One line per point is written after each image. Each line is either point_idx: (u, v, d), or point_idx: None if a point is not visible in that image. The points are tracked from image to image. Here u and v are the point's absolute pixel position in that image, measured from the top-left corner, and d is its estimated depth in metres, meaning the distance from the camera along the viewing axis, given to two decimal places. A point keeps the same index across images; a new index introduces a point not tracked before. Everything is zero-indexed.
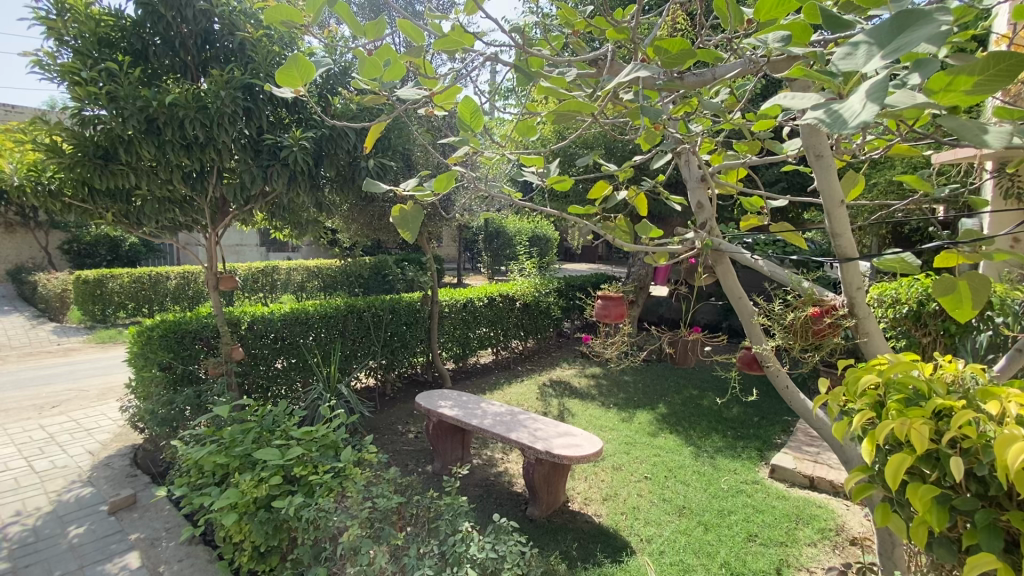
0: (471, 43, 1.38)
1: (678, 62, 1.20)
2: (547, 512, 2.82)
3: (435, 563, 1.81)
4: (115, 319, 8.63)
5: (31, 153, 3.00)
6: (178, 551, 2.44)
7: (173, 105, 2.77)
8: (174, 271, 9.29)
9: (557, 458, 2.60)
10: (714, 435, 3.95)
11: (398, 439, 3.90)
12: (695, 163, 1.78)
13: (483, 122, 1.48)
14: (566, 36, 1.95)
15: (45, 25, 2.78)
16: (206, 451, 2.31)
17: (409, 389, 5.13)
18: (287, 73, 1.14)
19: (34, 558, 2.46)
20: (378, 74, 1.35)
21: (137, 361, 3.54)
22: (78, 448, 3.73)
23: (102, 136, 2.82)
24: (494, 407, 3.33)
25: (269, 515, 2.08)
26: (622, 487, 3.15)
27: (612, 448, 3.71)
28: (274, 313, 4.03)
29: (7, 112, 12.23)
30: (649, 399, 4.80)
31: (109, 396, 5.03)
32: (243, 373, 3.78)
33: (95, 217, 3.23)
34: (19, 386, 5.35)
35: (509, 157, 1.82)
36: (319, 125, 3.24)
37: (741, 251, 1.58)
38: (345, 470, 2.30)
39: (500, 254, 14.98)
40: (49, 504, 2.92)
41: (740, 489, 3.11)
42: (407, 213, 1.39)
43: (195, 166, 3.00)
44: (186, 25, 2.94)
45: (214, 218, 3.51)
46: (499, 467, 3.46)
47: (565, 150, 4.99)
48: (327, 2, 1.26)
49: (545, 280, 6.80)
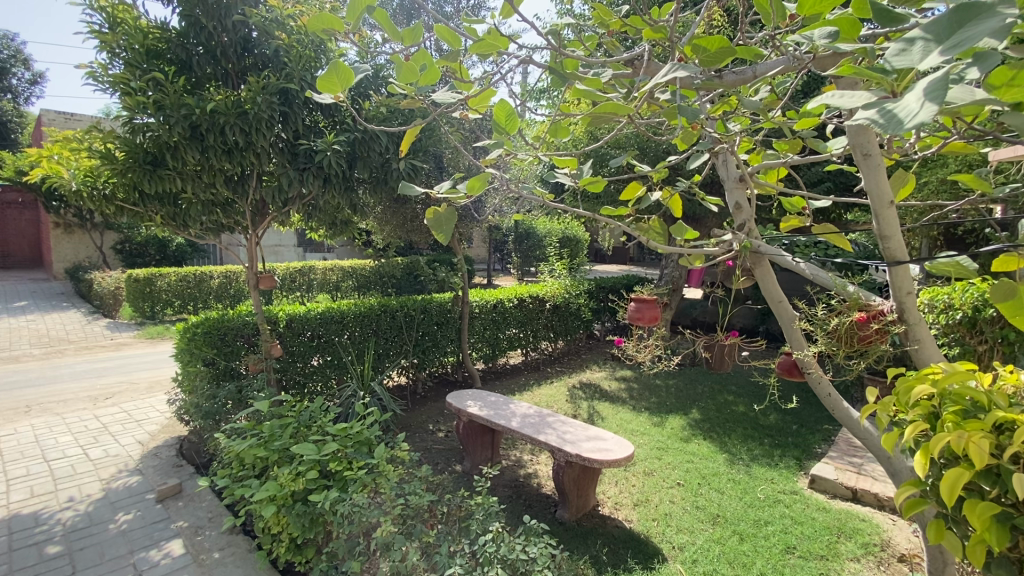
0: (506, 45, 1.40)
1: (716, 60, 1.17)
2: (577, 515, 2.80)
3: (466, 562, 1.83)
4: (163, 316, 9.02)
5: (87, 160, 3.20)
6: (220, 541, 2.56)
7: (216, 112, 2.88)
8: (216, 270, 9.69)
9: (585, 461, 2.58)
10: (750, 442, 3.84)
11: (429, 437, 3.95)
12: (733, 163, 1.72)
13: (518, 124, 1.47)
14: (599, 36, 1.93)
15: (99, 38, 2.94)
16: (247, 444, 2.40)
17: (440, 388, 5.19)
18: (327, 80, 1.18)
19: (88, 542, 2.60)
20: (414, 79, 1.39)
21: (182, 356, 3.70)
22: (128, 438, 3.93)
23: (151, 143, 2.96)
24: (522, 407, 3.34)
25: (305, 508, 2.13)
26: (654, 493, 3.09)
27: (643, 453, 3.66)
28: (311, 312, 4.15)
29: (67, 120, 13.05)
30: (682, 403, 4.70)
31: (157, 389, 5.29)
32: (281, 370, 3.91)
33: (146, 219, 3.43)
34: (76, 378, 5.67)
35: (541, 158, 1.81)
36: (352, 128, 3.32)
37: (781, 253, 1.53)
38: (378, 466, 2.34)
39: (529, 255, 14.90)
40: (101, 491, 3.10)
41: (777, 499, 3.01)
42: (440, 215, 1.42)
43: (236, 170, 3.12)
44: (226, 34, 3.06)
45: (255, 220, 3.64)
46: (529, 468, 3.46)
47: (597, 151, 4.97)
48: (368, 8, 1.30)
49: (575, 281, 6.76)
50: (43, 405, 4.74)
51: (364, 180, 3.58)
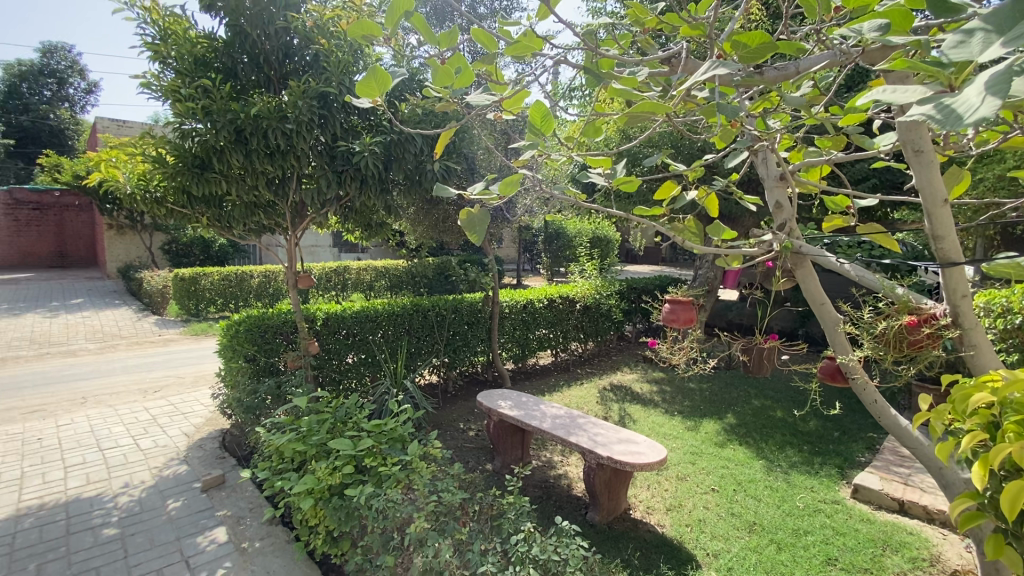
0: (541, 47, 1.40)
1: (757, 56, 1.14)
2: (608, 518, 2.78)
3: (498, 560, 1.85)
4: (207, 313, 9.40)
5: (141, 165, 3.37)
6: (261, 530, 2.66)
7: (259, 116, 2.99)
8: (256, 270, 10.06)
9: (617, 463, 2.55)
10: (789, 449, 3.72)
11: (459, 436, 3.99)
12: (774, 161, 1.67)
13: (553, 125, 1.47)
14: (634, 35, 1.91)
15: (151, 49, 3.09)
16: (286, 438, 2.48)
17: (470, 388, 5.23)
18: (366, 84, 1.21)
19: (139, 527, 2.73)
20: (450, 82, 1.41)
21: (226, 352, 3.85)
22: (176, 430, 4.12)
23: (199, 148, 3.09)
24: (553, 408, 3.33)
25: (342, 502, 2.17)
26: (687, 498, 3.03)
27: (676, 457, 3.60)
28: (347, 311, 4.26)
29: (120, 127, 13.76)
30: (716, 408, 4.60)
31: (201, 383, 5.52)
32: (318, 367, 4.02)
33: (193, 220, 3.59)
34: (128, 372, 5.97)
35: (575, 158, 1.81)
36: (388, 131, 3.39)
37: (824, 255, 1.48)
38: (412, 463, 2.37)
39: (559, 255, 14.78)
40: (152, 479, 3.26)
41: (818, 509, 2.91)
42: (474, 216, 1.43)
43: (278, 172, 3.23)
44: (269, 41, 3.17)
45: (294, 222, 3.76)
46: (559, 470, 3.45)
47: (630, 150, 4.91)
48: (406, 14, 1.33)
49: (606, 282, 6.70)
50: (98, 397, 5.01)
51: (399, 182, 3.65)
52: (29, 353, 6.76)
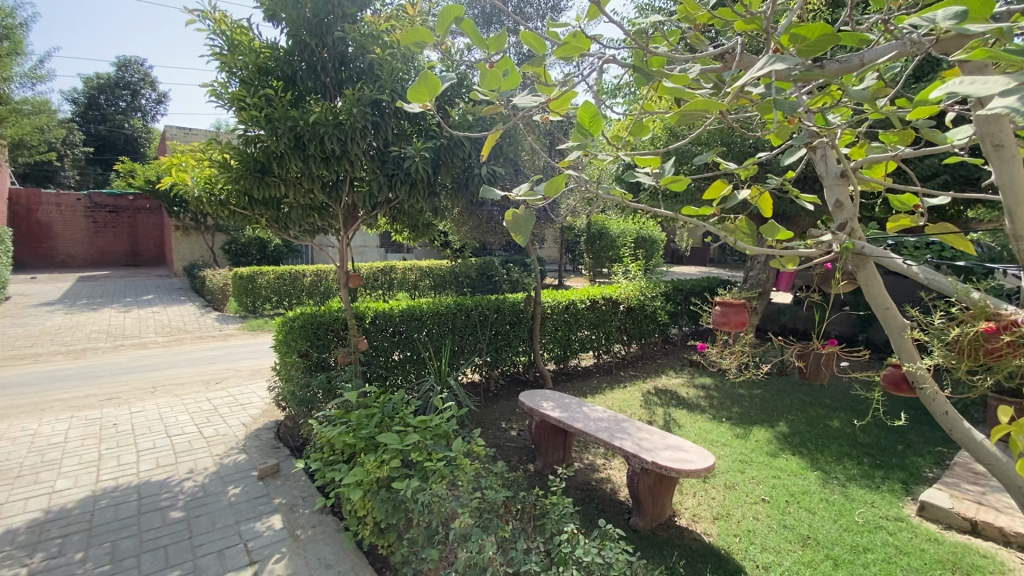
0: (590, 47, 1.40)
1: (818, 49, 1.10)
2: (651, 524, 2.73)
3: (541, 560, 1.86)
4: (263, 310, 9.89)
5: (207, 169, 3.59)
6: (312, 519, 2.78)
7: (316, 123, 3.12)
8: (308, 269, 10.52)
9: (663, 469, 2.50)
10: (847, 461, 3.53)
11: (501, 435, 4.02)
12: (834, 158, 1.59)
13: (601, 125, 1.46)
14: (686, 31, 1.87)
15: (219, 59, 3.29)
16: (338, 431, 2.58)
17: (512, 387, 5.26)
18: (417, 90, 1.25)
19: (202, 510, 2.92)
20: (498, 85, 1.43)
21: (282, 347, 4.05)
22: (235, 420, 4.37)
23: (260, 153, 3.26)
24: (597, 411, 3.30)
25: (390, 495, 2.24)
26: (735, 508, 2.94)
27: (724, 465, 3.48)
28: (393, 310, 4.38)
29: (187, 134, 14.69)
30: (767, 415, 4.42)
31: (257, 376, 5.82)
32: (366, 363, 4.15)
33: (253, 221, 3.79)
34: (191, 364, 6.37)
35: (622, 157, 1.79)
36: (437, 135, 3.47)
37: (889, 256, 1.40)
38: (456, 459, 2.41)
39: (602, 255, 14.55)
40: (214, 465, 3.47)
41: (879, 525, 2.75)
42: (519, 217, 1.44)
43: (332, 176, 3.36)
44: (326, 50, 3.32)
45: (346, 223, 3.90)
46: (602, 473, 3.42)
47: (679, 149, 4.80)
48: (456, 19, 1.36)
49: (651, 283, 6.56)
50: (166, 387, 5.38)
51: (446, 185, 3.73)
52: (106, 344, 7.34)
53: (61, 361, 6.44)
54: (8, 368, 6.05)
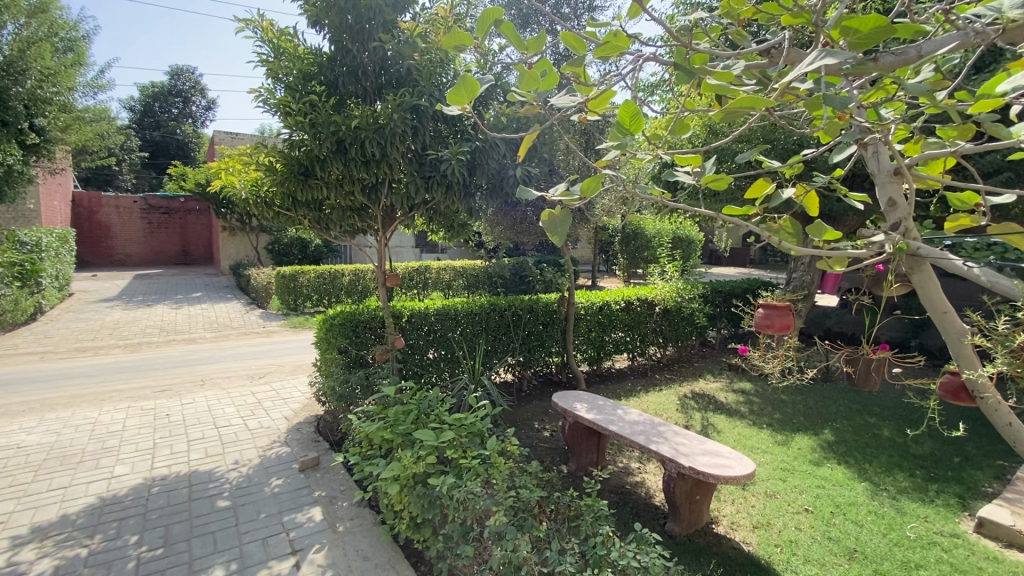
0: (629, 46, 1.39)
1: (871, 42, 1.06)
2: (688, 530, 2.68)
3: (576, 561, 1.86)
4: (304, 308, 10.22)
5: (254, 172, 3.75)
6: (350, 512, 2.87)
7: (357, 128, 3.21)
8: (347, 268, 10.81)
9: (700, 475, 2.45)
10: (897, 472, 3.36)
11: (534, 435, 4.02)
12: (886, 155, 1.52)
13: (641, 125, 1.44)
14: (729, 27, 1.83)
15: (266, 67, 3.42)
16: (376, 426, 2.64)
17: (544, 388, 5.26)
18: (456, 92, 1.27)
19: (247, 499, 3.05)
20: (536, 86, 1.43)
21: (322, 344, 4.18)
22: (277, 413, 4.54)
23: (304, 156, 3.38)
24: (632, 414, 3.26)
25: (425, 490, 2.28)
26: (776, 517, 2.84)
27: (764, 472, 3.38)
28: (429, 309, 4.45)
29: (234, 139, 15.31)
30: (811, 422, 4.26)
31: (299, 372, 6.02)
32: (402, 361, 4.23)
33: (297, 222, 3.93)
34: (237, 359, 6.66)
35: (662, 156, 1.77)
36: (473, 137, 3.51)
37: (947, 257, 1.32)
38: (491, 458, 2.43)
39: (637, 255, 14.31)
40: (258, 457, 3.62)
41: (933, 541, 2.61)
42: (556, 217, 1.45)
43: (371, 179, 3.44)
44: (366, 54, 3.40)
45: (384, 223, 3.99)
46: (636, 477, 3.37)
47: (720, 147, 4.69)
48: (496, 23, 1.38)
49: (688, 285, 6.42)
50: (213, 380, 5.64)
51: (481, 187, 3.77)
52: (159, 339, 7.74)
53: (119, 354, 6.85)
54: (72, 360, 6.47)
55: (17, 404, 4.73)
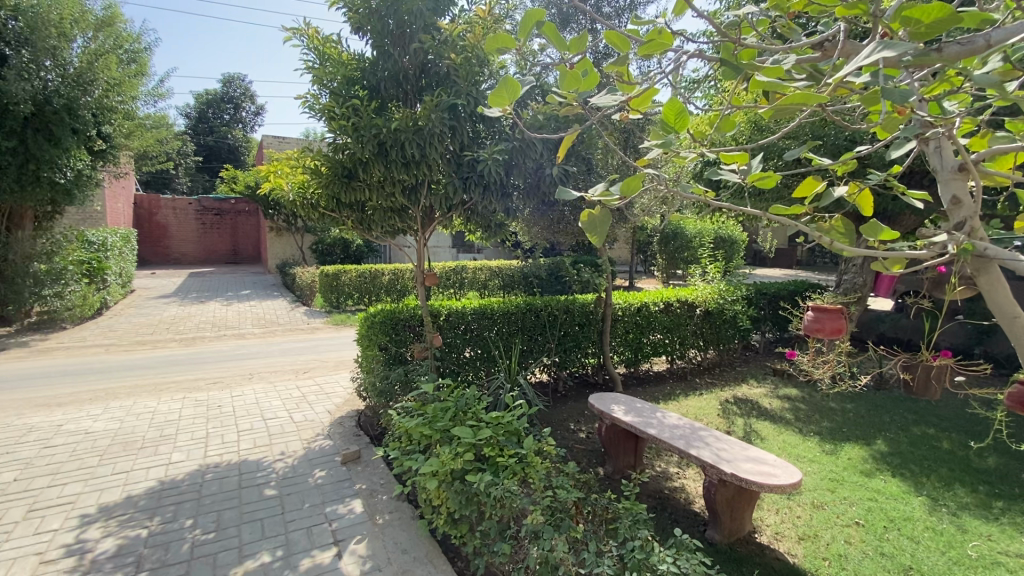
0: (674, 43, 1.37)
1: (934, 32, 1.01)
2: (729, 539, 2.60)
3: (614, 564, 1.84)
4: (346, 306, 10.53)
5: (300, 176, 3.90)
6: (390, 505, 2.94)
7: (398, 130, 3.28)
8: (386, 267, 11.06)
9: (743, 482, 2.38)
10: (958, 487, 3.16)
11: (570, 436, 4.00)
12: (950, 149, 1.43)
13: (687, 122, 1.42)
14: (778, 19, 1.77)
15: (312, 73, 3.54)
16: (415, 422, 2.70)
17: (580, 389, 5.23)
18: (497, 95, 1.28)
19: (293, 489, 3.17)
20: (577, 86, 1.43)
21: (364, 341, 4.30)
22: (321, 407, 4.70)
23: (347, 159, 3.49)
24: (671, 417, 3.20)
25: (463, 487, 2.30)
26: (824, 529, 2.73)
27: (811, 482, 3.25)
28: (466, 307, 4.50)
29: (281, 143, 15.94)
30: (862, 432, 4.06)
31: (341, 368, 6.21)
32: (440, 359, 4.30)
33: (340, 223, 4.06)
34: (283, 355, 6.94)
35: (706, 154, 1.73)
36: (511, 137, 3.53)
37: (1019, 258, 1.23)
38: (528, 457, 2.44)
39: (677, 256, 13.99)
40: (303, 449, 3.76)
41: (997, 562, 2.44)
42: (596, 218, 1.44)
43: (411, 180, 3.50)
44: (407, 58, 3.48)
45: (423, 224, 4.06)
46: (675, 482, 3.31)
47: (766, 144, 4.54)
48: (538, 24, 1.38)
49: (731, 286, 6.23)
50: (261, 374, 5.89)
51: (518, 186, 3.79)
52: (211, 334, 8.15)
53: (175, 347, 7.25)
54: (134, 352, 6.90)
55: (86, 392, 5.09)
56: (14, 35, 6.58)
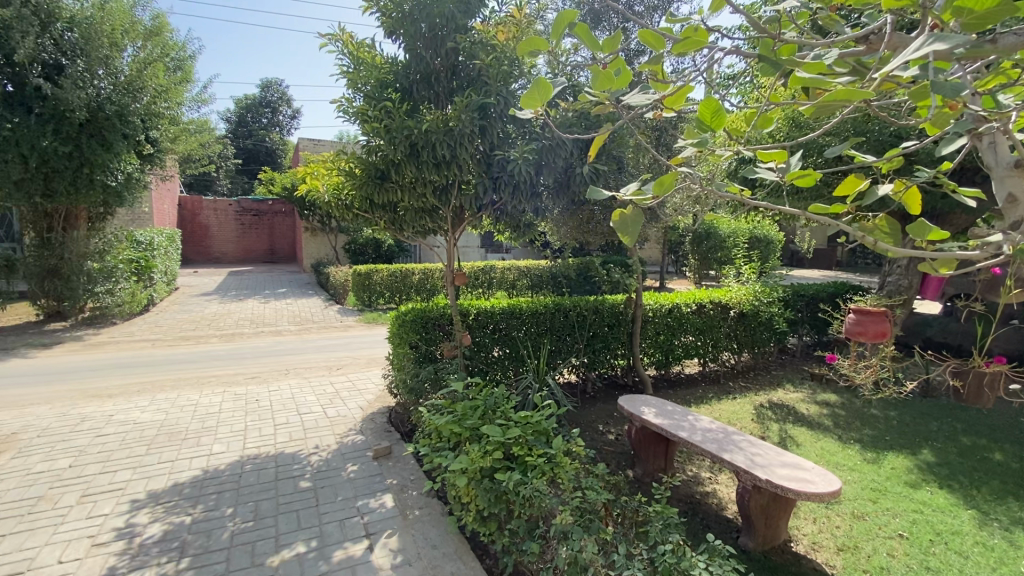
0: (709, 40, 1.35)
1: (988, 22, 0.95)
2: (763, 546, 2.54)
3: (645, 567, 1.83)
4: (377, 304, 10.73)
5: (335, 177, 4.00)
6: (420, 501, 2.99)
7: (429, 131, 3.32)
8: (417, 267, 11.22)
9: (778, 489, 2.32)
10: (1012, 501, 2.99)
11: (599, 438, 3.97)
12: (1006, 145, 1.36)
13: (724, 120, 1.39)
14: (819, 12, 1.71)
15: (346, 76, 3.63)
16: (445, 419, 2.73)
17: (609, 390, 5.18)
18: (530, 96, 1.29)
19: (327, 482, 3.26)
20: (610, 85, 1.42)
21: (395, 339, 4.38)
22: (353, 403, 4.81)
23: (380, 161, 3.56)
24: (703, 421, 3.14)
25: (492, 485, 2.32)
26: (865, 541, 2.63)
27: (851, 491, 3.13)
28: (495, 307, 4.52)
29: (317, 145, 16.38)
30: (907, 440, 3.88)
31: (372, 365, 6.34)
32: (469, 357, 4.34)
33: (373, 223, 4.14)
34: (318, 351, 7.13)
35: (742, 152, 1.69)
36: (541, 137, 3.54)
37: None
38: (556, 457, 2.44)
39: (710, 256, 13.68)
40: (336, 443, 3.85)
41: None
42: (628, 217, 1.43)
43: (442, 181, 3.54)
44: (438, 60, 3.53)
45: (454, 224, 4.11)
46: (707, 487, 3.24)
47: (805, 141, 4.41)
48: (571, 25, 1.38)
49: (766, 288, 6.06)
50: (297, 370, 6.07)
51: (548, 186, 3.79)
52: (250, 331, 8.44)
53: (216, 343, 7.55)
54: (178, 347, 7.22)
55: (135, 384, 5.36)
56: (70, 45, 6.91)
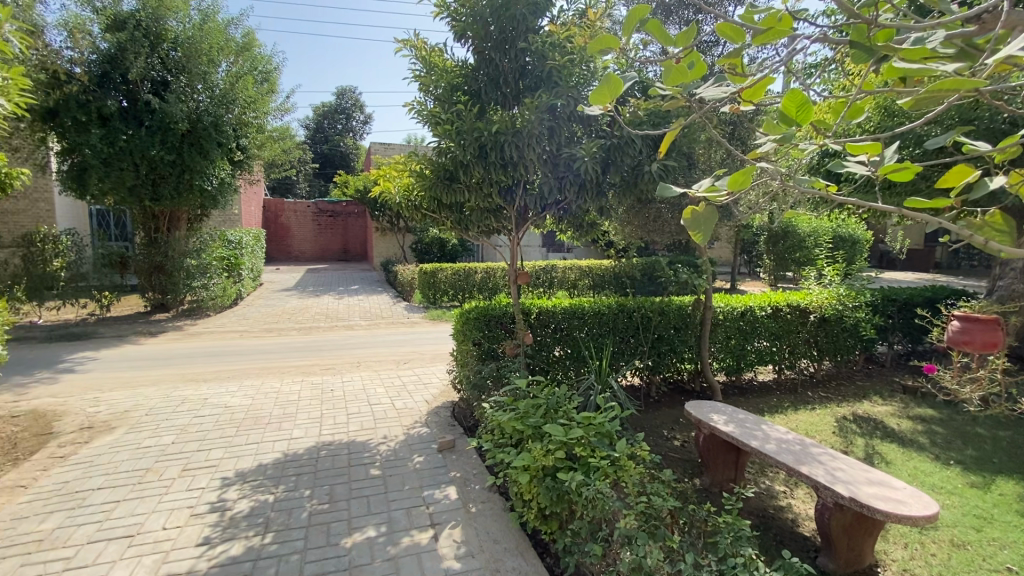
0: (793, 28, 1.27)
1: None
2: (846, 569, 2.36)
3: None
4: (442, 302, 11.04)
5: (406, 179, 4.17)
6: (482, 495, 3.05)
7: (497, 132, 3.37)
8: (480, 266, 11.42)
9: (865, 509, 2.14)
10: None
11: (663, 443, 3.86)
12: None
13: (810, 113, 1.30)
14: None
15: (418, 81, 3.77)
16: (508, 416, 2.76)
17: (675, 395, 5.02)
18: (600, 93, 1.28)
19: (395, 471, 3.41)
20: (683, 79, 1.37)
21: (459, 336, 4.49)
22: (419, 397, 4.98)
23: (448, 163, 3.66)
24: (778, 431, 2.96)
25: (554, 484, 2.33)
26: (967, 573, 2.37)
27: (951, 517, 2.83)
28: (557, 307, 4.52)
29: (388, 149, 17.11)
30: (1020, 465, 3.46)
31: (437, 361, 6.54)
32: (531, 356, 4.36)
33: (440, 223, 4.27)
34: (386, 346, 7.46)
35: (827, 145, 1.58)
36: (609, 135, 3.50)
37: None
38: (620, 460, 2.40)
39: (786, 257, 12.87)
40: (404, 434, 4.01)
41: None
42: (700, 215, 1.37)
43: (508, 181, 3.58)
44: (507, 62, 3.57)
45: (517, 223, 4.15)
46: (781, 501, 3.06)
47: (901, 131, 4.05)
48: (643, 22, 1.36)
49: (853, 291, 5.59)
50: (367, 363, 6.39)
51: (614, 184, 3.74)
52: (325, 325, 8.98)
53: (295, 335, 8.11)
54: (262, 338, 7.83)
55: (226, 371, 5.89)
56: (174, 63, 7.73)
